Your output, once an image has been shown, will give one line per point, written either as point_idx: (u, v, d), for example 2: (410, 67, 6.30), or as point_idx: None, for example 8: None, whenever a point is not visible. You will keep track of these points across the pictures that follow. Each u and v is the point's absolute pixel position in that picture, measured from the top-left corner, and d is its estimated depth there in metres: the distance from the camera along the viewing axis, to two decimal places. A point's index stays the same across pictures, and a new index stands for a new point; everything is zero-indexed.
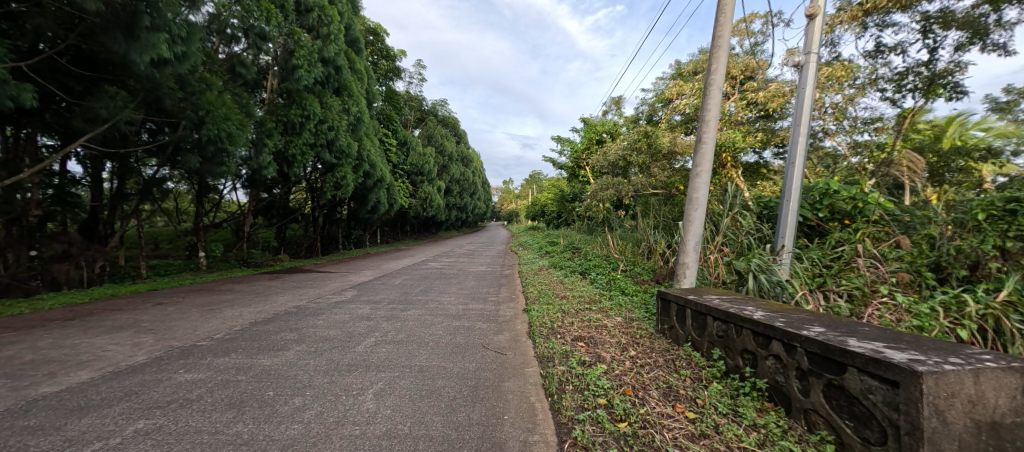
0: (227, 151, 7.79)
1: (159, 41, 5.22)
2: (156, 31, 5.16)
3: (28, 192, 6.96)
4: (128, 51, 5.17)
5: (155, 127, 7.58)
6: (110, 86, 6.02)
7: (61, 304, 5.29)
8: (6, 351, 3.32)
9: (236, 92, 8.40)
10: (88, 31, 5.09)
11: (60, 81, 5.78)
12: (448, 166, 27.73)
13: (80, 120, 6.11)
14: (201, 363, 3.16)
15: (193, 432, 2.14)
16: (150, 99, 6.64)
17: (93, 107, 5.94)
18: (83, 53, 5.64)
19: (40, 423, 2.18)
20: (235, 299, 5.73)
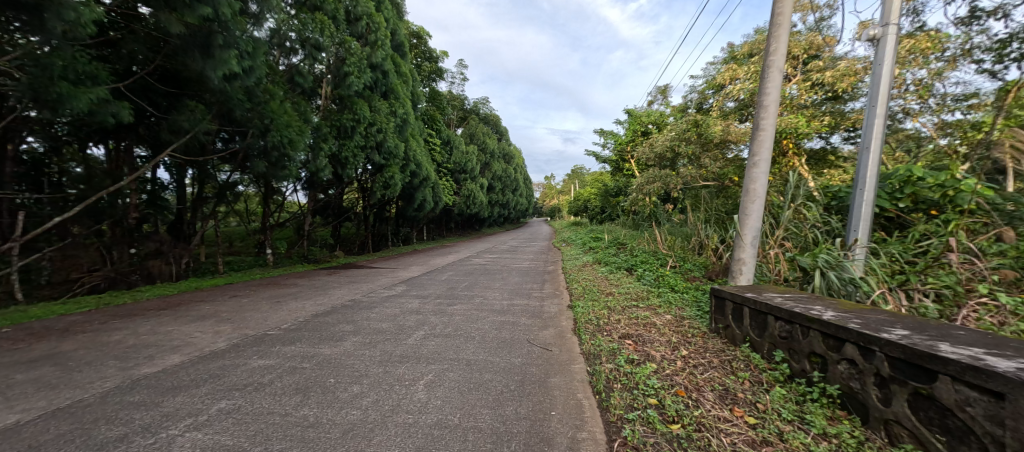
0: (290, 156, 8.42)
1: (230, 58, 5.69)
2: (228, 48, 5.65)
3: (128, 198, 7.98)
4: (204, 68, 5.68)
5: (228, 136, 8.33)
6: (190, 101, 6.75)
7: (158, 295, 6.02)
8: (115, 336, 3.83)
9: (295, 100, 9.05)
10: (173, 54, 5.77)
11: (150, 99, 6.53)
12: (492, 164, 28.05)
13: (168, 132, 6.83)
14: (271, 351, 3.45)
15: (267, 414, 2.37)
16: (224, 110, 7.34)
17: (177, 120, 6.64)
18: (168, 72, 6.38)
19: (143, 399, 2.51)
20: (298, 293, 6.20)
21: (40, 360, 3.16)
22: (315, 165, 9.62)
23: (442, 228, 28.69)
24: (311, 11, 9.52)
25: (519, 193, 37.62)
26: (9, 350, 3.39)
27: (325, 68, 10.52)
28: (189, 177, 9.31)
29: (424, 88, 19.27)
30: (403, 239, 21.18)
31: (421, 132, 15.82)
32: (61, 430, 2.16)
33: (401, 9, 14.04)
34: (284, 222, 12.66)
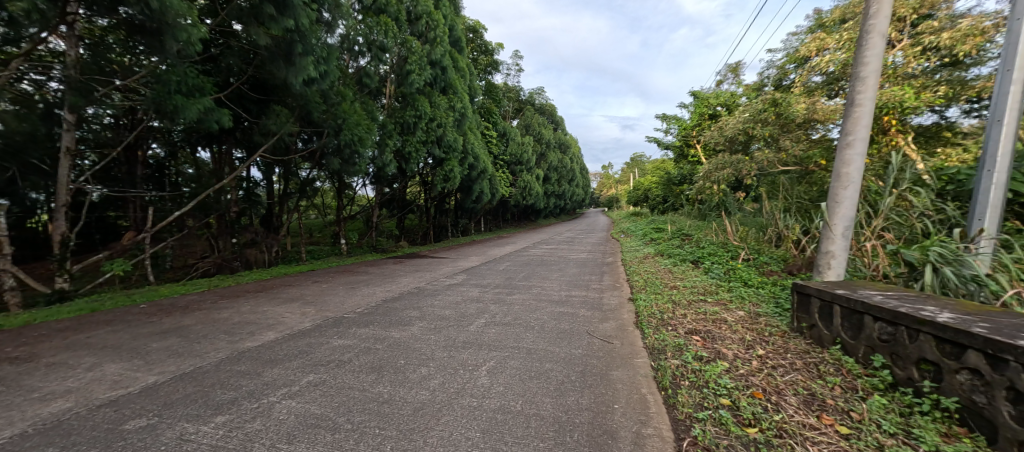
0: (359, 153, 9.02)
1: (308, 64, 6.24)
2: (306, 55, 6.19)
3: (228, 194, 9.10)
4: (287, 75, 6.28)
5: (307, 137, 9.13)
6: (276, 106, 7.51)
7: (254, 280, 6.84)
8: (224, 313, 4.44)
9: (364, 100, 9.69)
10: (261, 64, 6.47)
11: (243, 106, 7.38)
12: (547, 154, 27.90)
13: (259, 135, 7.62)
14: (348, 332, 3.76)
15: (348, 389, 2.60)
16: (303, 113, 8.06)
17: (266, 123, 7.43)
18: (258, 81, 7.21)
19: (247, 368, 2.88)
20: (369, 280, 6.70)
21: (169, 331, 3.76)
22: (381, 160, 10.23)
23: (499, 220, 29.23)
24: (377, 15, 10.07)
25: (575, 183, 36.98)
26: (147, 322, 4.07)
27: (389, 68, 11.09)
28: (276, 174, 10.36)
29: (481, 81, 19.63)
30: (462, 230, 21.92)
31: (477, 126, 16.13)
32: (187, 391, 2.56)
33: (458, 5, 14.33)
34: (355, 214, 13.72)
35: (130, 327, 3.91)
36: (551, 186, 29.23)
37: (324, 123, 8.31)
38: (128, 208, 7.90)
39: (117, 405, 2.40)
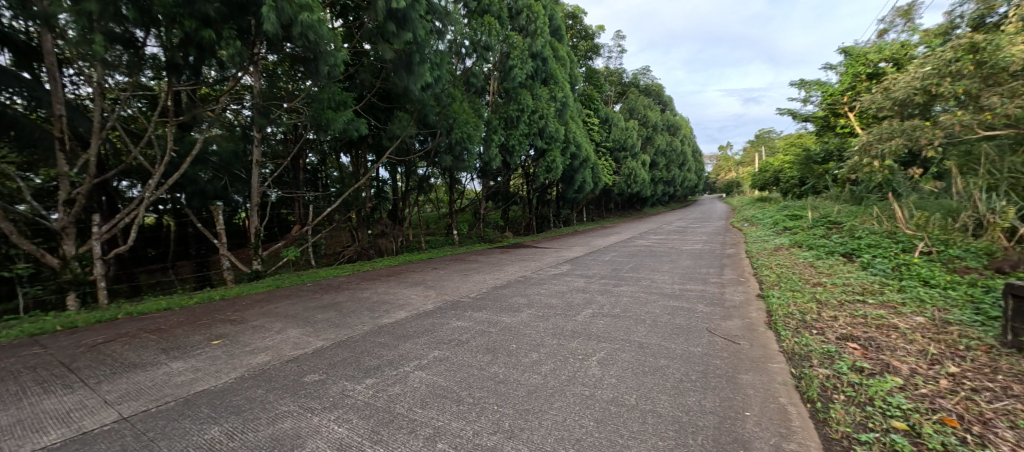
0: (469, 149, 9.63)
1: (424, 70, 6.96)
2: (422, 63, 6.91)
3: (364, 193, 10.59)
4: (407, 82, 7.11)
5: (423, 138, 10.13)
6: (399, 112, 8.51)
7: (385, 265, 7.91)
8: (365, 292, 5.26)
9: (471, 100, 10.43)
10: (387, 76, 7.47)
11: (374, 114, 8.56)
12: (654, 137, 26.15)
13: (387, 139, 8.69)
14: (465, 314, 4.10)
15: (468, 367, 2.83)
16: (421, 116, 8.96)
17: (393, 129, 8.44)
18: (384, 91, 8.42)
19: (385, 341, 3.36)
20: (479, 267, 7.21)
21: (328, 305, 4.60)
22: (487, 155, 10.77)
23: (601, 209, 28.51)
24: (482, 16, 10.64)
25: (686, 168, 33.81)
26: (313, 296, 5.07)
27: (492, 66, 11.62)
28: (400, 174, 11.72)
29: (581, 67, 19.35)
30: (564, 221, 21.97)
31: (579, 114, 15.93)
32: (344, 356, 3.11)
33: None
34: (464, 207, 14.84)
35: (302, 300, 4.91)
36: (659, 171, 27.27)
37: (438, 124, 9.12)
38: (295, 205, 9.82)
39: (297, 361, 3.05)
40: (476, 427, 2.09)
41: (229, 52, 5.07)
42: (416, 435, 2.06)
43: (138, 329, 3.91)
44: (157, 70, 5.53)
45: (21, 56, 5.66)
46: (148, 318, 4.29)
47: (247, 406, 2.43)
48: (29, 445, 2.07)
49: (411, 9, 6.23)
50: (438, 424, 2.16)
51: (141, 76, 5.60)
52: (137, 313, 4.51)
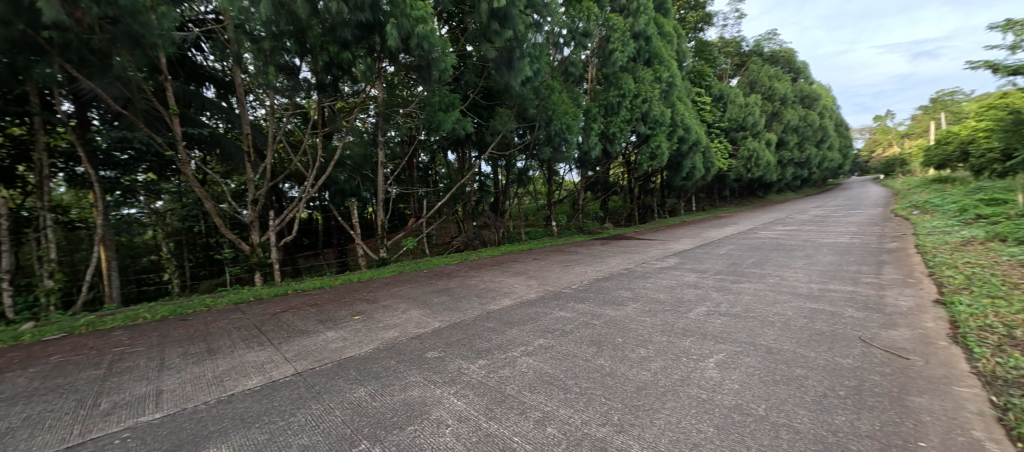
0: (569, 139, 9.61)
1: (524, 65, 7.41)
2: (522, 58, 7.37)
3: (468, 187, 11.43)
4: (509, 79, 7.62)
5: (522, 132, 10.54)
6: (501, 108, 9.09)
7: (489, 255, 8.40)
8: (473, 280, 5.70)
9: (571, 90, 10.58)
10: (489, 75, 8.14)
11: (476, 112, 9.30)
12: (782, 112, 22.63)
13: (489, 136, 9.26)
14: (567, 305, 4.14)
15: (573, 357, 2.87)
16: (521, 111, 9.41)
17: (495, 126, 9.02)
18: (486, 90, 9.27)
19: (494, 326, 3.60)
20: (579, 259, 7.19)
21: (441, 290, 5.09)
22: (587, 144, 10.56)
23: (713, 198, 25.75)
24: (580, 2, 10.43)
25: (825, 146, 28.35)
26: (430, 281, 5.68)
27: (591, 53, 11.31)
28: (500, 168, 12.24)
29: (689, 42, 17.82)
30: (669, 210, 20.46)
31: (686, 93, 14.84)
32: (458, 336, 3.43)
33: None
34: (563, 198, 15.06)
35: (421, 284, 5.54)
36: (787, 152, 23.44)
37: (538, 117, 9.54)
38: (410, 200, 10.97)
39: (420, 338, 3.45)
40: (584, 416, 2.12)
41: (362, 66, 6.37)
42: (527, 417, 2.16)
43: (303, 302, 4.89)
44: (309, 91, 6.71)
45: (222, 90, 7.44)
46: (308, 293, 5.36)
47: (384, 373, 2.85)
48: (239, 388, 2.77)
49: (511, 7, 6.78)
50: (547, 409, 2.24)
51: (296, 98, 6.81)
52: (300, 290, 5.62)
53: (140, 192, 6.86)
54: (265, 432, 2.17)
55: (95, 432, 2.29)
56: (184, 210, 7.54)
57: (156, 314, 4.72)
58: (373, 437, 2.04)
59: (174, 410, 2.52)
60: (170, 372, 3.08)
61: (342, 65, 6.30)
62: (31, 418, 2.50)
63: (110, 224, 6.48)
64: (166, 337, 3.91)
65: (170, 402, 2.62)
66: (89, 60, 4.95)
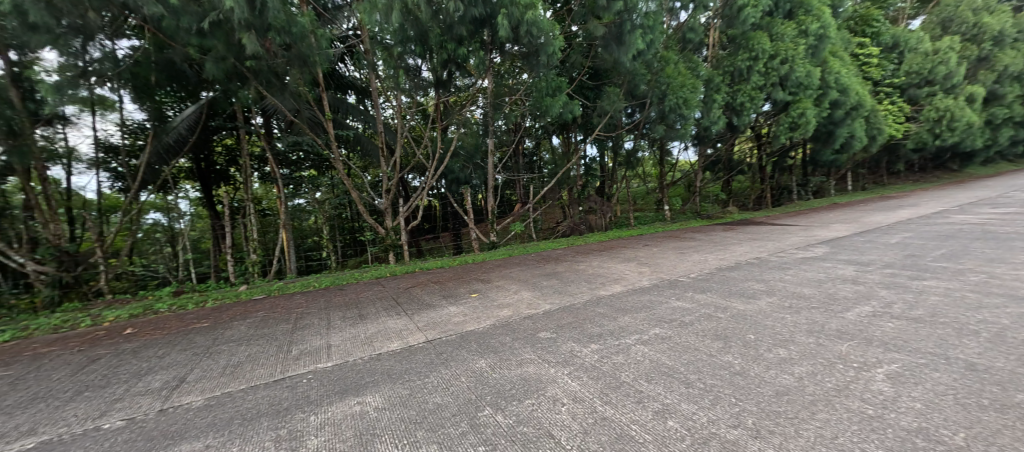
0: (686, 116, 9.32)
1: (635, 39, 7.37)
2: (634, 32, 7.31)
3: (574, 171, 11.81)
4: (619, 55, 7.65)
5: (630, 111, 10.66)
6: (609, 87, 9.34)
7: (595, 240, 8.32)
8: (582, 264, 5.73)
9: (688, 58, 10.11)
10: (595, 52, 8.48)
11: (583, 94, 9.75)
12: (999, 55, 16.98)
13: (596, 116, 9.67)
14: (686, 295, 3.88)
15: (695, 350, 2.68)
16: (630, 88, 9.48)
17: (603, 106, 9.32)
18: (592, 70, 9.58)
19: (605, 312, 3.58)
20: (698, 246, 6.61)
21: (550, 273, 5.25)
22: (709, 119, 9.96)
23: (880, 174, 20.81)
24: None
25: None
26: (539, 264, 5.90)
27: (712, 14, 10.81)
28: (607, 150, 12.33)
29: None
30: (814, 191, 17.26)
31: (843, 44, 12.41)
32: (569, 319, 3.50)
33: None
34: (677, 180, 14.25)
35: (530, 267, 5.79)
36: (1002, 108, 17.60)
37: (649, 93, 9.45)
38: (516, 187, 11.63)
39: (532, 318, 3.63)
40: (711, 414, 1.97)
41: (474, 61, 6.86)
42: (645, 407, 2.10)
43: (428, 279, 5.55)
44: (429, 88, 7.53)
45: (360, 95, 8.65)
46: (431, 271, 6.06)
47: (501, 348, 3.08)
48: (385, 349, 3.28)
49: None
50: (667, 401, 2.14)
51: (417, 96, 7.61)
52: (425, 268, 6.38)
53: (305, 185, 8.66)
54: (408, 388, 2.54)
55: (291, 371, 3.00)
56: (337, 199, 8.96)
57: (323, 282, 5.94)
58: (495, 405, 2.23)
59: (341, 360, 3.13)
60: (336, 330, 3.84)
61: (457, 61, 6.91)
62: (252, 356, 3.39)
63: (287, 211, 8.23)
64: (330, 301, 4.86)
65: (337, 354, 3.25)
66: (271, 82, 6.30)
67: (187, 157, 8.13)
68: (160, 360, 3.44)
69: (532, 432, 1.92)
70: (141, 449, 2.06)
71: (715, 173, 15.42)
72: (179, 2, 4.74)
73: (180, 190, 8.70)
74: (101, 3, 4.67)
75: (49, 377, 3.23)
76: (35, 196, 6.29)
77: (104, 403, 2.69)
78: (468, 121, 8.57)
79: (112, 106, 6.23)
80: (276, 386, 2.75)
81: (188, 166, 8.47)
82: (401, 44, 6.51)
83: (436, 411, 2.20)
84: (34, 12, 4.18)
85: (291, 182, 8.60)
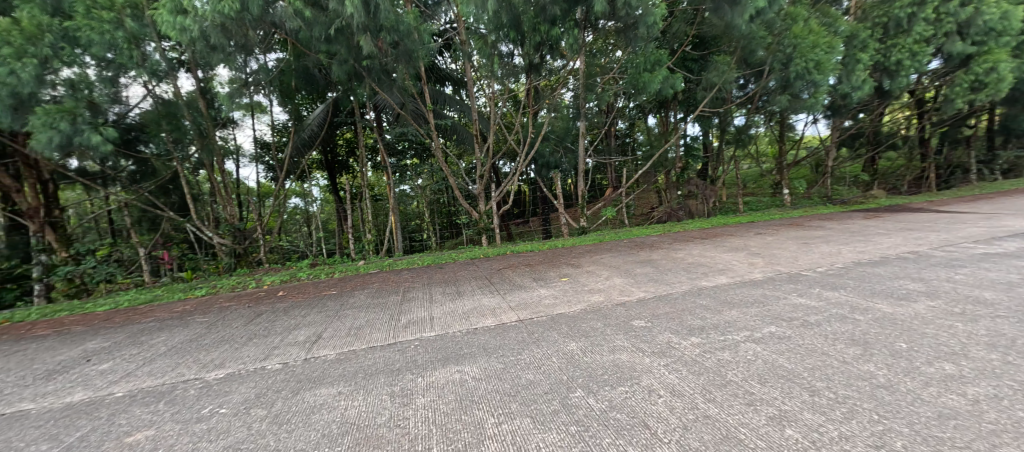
0: (816, 82, 8.14)
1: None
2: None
3: (673, 152, 11.07)
4: (734, 16, 7.18)
5: (744, 82, 9.87)
6: (718, 57, 8.68)
7: (696, 227, 7.67)
8: (681, 252, 5.36)
9: (825, 12, 8.47)
10: (702, 18, 8.19)
11: (688, 67, 9.35)
12: None
13: (702, 90, 9.08)
14: (810, 292, 3.38)
15: (823, 354, 2.31)
16: (745, 55, 8.70)
17: (711, 78, 8.66)
18: (698, 39, 9.22)
19: (708, 305, 3.32)
20: (828, 237, 5.65)
21: (644, 261, 5.04)
22: (849, 83, 8.73)
23: None
24: None
25: None
26: (632, 251, 5.70)
27: None
28: (714, 128, 11.33)
29: None
30: (1004, 170, 13.39)
31: None
32: (665, 310, 3.33)
33: None
34: (801, 159, 12.64)
35: (622, 253, 5.62)
36: None
37: (770, 59, 8.47)
38: (608, 170, 11.43)
39: (625, 305, 3.54)
40: (845, 429, 1.60)
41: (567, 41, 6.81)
42: (757, 410, 1.81)
43: (520, 262, 5.73)
44: (520, 73, 7.68)
45: (455, 85, 9.14)
46: (522, 255, 6.25)
47: (592, 333, 3.06)
48: (480, 324, 3.51)
49: None
50: (785, 408, 1.81)
51: (508, 83, 7.79)
52: (516, 251, 6.59)
53: (409, 173, 9.56)
54: (503, 362, 2.69)
55: (401, 337, 3.41)
56: (436, 184, 9.63)
57: (424, 260, 6.59)
58: (586, 388, 2.21)
59: (442, 331, 3.45)
60: (437, 304, 4.23)
61: (549, 43, 6.96)
62: (370, 321, 3.92)
63: (394, 197, 9.20)
64: (432, 278, 5.35)
65: (439, 326, 3.59)
66: (381, 79, 7.02)
67: (318, 150, 9.59)
68: (303, 319, 4.19)
69: (625, 420, 1.84)
70: (294, 388, 2.55)
71: (855, 150, 13.28)
72: (312, 14, 5.46)
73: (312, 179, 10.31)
74: (257, 24, 5.57)
75: (231, 325, 4.17)
76: (219, 185, 8.07)
77: (267, 349, 3.39)
78: (558, 105, 8.53)
79: (265, 110, 7.59)
80: (390, 349, 3.16)
81: (318, 158, 9.95)
82: (495, 31, 6.70)
83: (528, 386, 2.28)
84: (213, 36, 5.21)
85: (398, 170, 9.50)
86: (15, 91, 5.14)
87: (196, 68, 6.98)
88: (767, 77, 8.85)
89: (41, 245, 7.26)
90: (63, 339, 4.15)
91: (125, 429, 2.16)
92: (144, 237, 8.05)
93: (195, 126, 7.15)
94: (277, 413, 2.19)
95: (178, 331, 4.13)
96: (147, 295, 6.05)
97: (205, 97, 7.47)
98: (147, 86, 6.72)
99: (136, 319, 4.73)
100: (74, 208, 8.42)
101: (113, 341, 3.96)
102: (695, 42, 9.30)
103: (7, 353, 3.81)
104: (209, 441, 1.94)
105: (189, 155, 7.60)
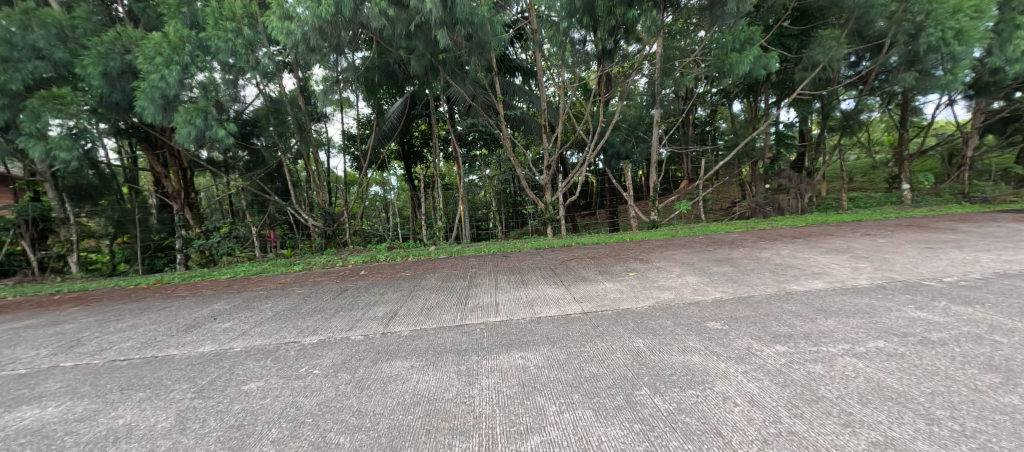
0: (956, 54, 6.81)
1: None
2: None
3: (761, 141, 10.02)
4: None
5: (856, 59, 8.63)
6: (824, 32, 7.60)
7: (786, 225, 6.91)
8: (766, 252, 4.87)
9: None
10: None
11: (785, 44, 8.42)
12: None
13: (802, 70, 8.05)
14: (933, 305, 2.89)
15: (947, 378, 1.98)
16: (860, 27, 7.53)
17: (814, 56, 7.61)
18: (798, 13, 8.21)
19: (797, 311, 3.00)
20: (962, 242, 4.73)
21: (721, 259, 4.67)
22: (1003, 54, 7.19)
23: None
24: None
25: None
26: (708, 249, 5.30)
27: None
28: (814, 114, 10.01)
29: None
30: None
31: None
32: (746, 313, 3.07)
33: None
34: (927, 148, 10.81)
35: (697, 250, 5.26)
36: None
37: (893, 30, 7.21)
38: (682, 161, 10.99)
39: (697, 305, 3.34)
40: None
41: (645, 23, 6.49)
42: (855, 433, 1.61)
43: (584, 254, 5.66)
44: (592, 60, 7.52)
45: (524, 75, 9.18)
46: (586, 247, 6.16)
47: (660, 331, 2.93)
48: (544, 313, 3.56)
49: None
50: (893, 434, 1.58)
51: (578, 70, 7.64)
52: (581, 243, 6.52)
53: (478, 163, 9.87)
54: (565, 352, 2.72)
55: (469, 320, 3.58)
56: (504, 175, 9.80)
57: (491, 248, 6.81)
58: (653, 387, 2.15)
59: (506, 318, 3.55)
60: (502, 291, 4.38)
61: (624, 27, 6.69)
62: (440, 303, 4.18)
63: (463, 186, 9.55)
64: (497, 266, 5.51)
65: (504, 312, 3.70)
66: (455, 71, 7.47)
67: (396, 141, 10.32)
68: (382, 296, 4.60)
69: (696, 425, 1.76)
70: (373, 358, 2.83)
71: (1006, 137, 10.89)
72: (395, 13, 5.84)
73: (390, 169, 11.11)
74: (348, 25, 6.07)
75: (322, 297, 4.74)
76: (313, 173, 9.08)
77: (352, 321, 3.79)
78: (631, 92, 8.22)
79: (352, 105, 8.31)
80: (458, 330, 3.34)
81: (396, 148, 10.73)
82: (567, 18, 6.64)
83: (592, 379, 2.28)
84: (312, 38, 5.81)
85: (467, 160, 9.86)
86: (164, 94, 6.23)
87: (297, 69, 7.91)
88: (888, 51, 7.61)
89: (182, 221, 8.85)
90: (197, 300, 5.02)
91: (242, 378, 2.59)
92: (255, 217, 9.36)
93: (295, 120, 8.09)
94: (359, 379, 2.46)
95: (280, 300, 4.78)
96: (257, 267, 7.06)
97: (304, 94, 8.44)
98: (259, 87, 7.76)
99: (249, 287, 5.58)
100: (204, 191, 10.13)
101: (233, 304, 4.72)
102: (794, 16, 8.28)
103: (159, 308, 4.73)
104: (304, 396, 2.24)
105: (290, 146, 8.66)
